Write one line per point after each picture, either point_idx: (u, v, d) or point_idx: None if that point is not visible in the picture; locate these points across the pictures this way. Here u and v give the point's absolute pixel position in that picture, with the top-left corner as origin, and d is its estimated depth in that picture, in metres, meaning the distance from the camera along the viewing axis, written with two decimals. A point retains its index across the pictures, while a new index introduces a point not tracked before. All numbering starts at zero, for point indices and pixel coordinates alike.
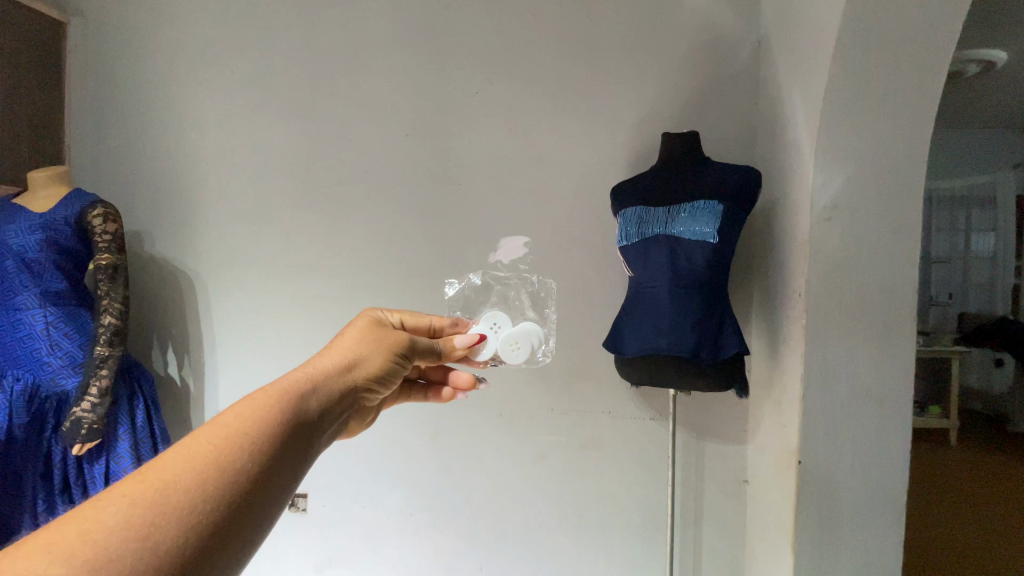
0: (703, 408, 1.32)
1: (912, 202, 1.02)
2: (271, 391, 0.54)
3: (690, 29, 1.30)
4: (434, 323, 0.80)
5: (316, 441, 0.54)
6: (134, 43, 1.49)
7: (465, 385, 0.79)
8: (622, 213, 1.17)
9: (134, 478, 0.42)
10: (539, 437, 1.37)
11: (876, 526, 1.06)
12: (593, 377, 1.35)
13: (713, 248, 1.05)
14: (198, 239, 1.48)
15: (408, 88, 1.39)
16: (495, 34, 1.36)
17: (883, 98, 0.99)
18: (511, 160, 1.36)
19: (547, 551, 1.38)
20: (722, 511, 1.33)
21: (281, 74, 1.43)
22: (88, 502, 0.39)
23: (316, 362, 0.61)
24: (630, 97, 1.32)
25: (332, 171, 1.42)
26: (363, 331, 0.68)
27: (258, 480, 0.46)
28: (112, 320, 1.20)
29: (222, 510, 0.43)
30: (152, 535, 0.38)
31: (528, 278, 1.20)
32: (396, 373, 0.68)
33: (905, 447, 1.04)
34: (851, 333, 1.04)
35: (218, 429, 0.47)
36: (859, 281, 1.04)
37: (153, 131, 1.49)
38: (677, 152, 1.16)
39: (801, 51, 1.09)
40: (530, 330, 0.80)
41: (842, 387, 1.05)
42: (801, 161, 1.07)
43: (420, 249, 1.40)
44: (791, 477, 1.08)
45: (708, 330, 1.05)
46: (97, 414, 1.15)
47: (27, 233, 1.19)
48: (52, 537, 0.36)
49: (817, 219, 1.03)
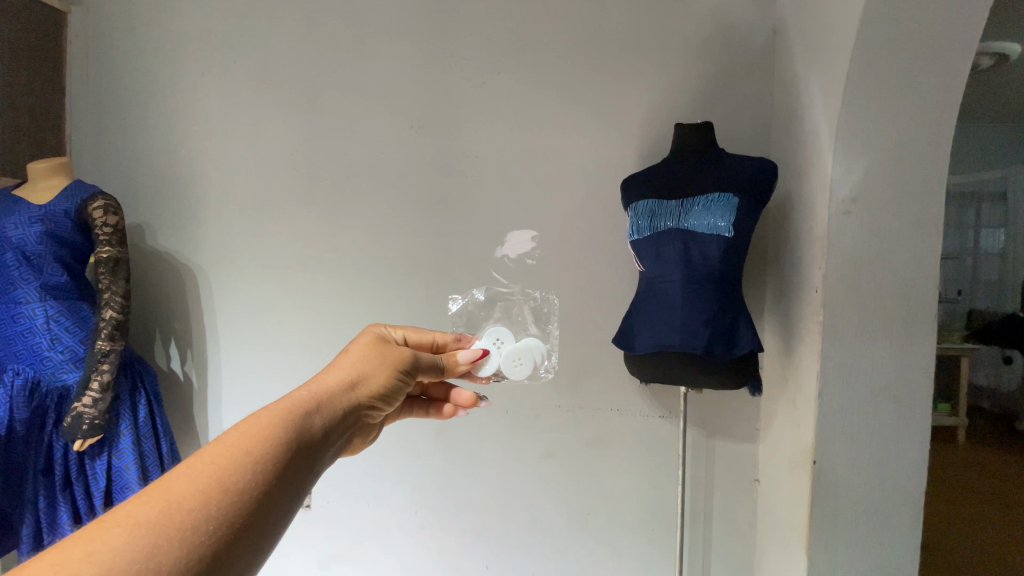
0: (715, 407, 1.30)
1: (931, 196, 0.99)
2: (275, 410, 0.52)
3: (702, 19, 1.27)
4: (437, 338, 0.77)
5: (320, 461, 0.52)
6: (137, 32, 1.46)
7: (467, 402, 0.77)
8: (633, 206, 1.15)
9: (139, 498, 0.40)
10: (546, 434, 1.35)
11: (893, 528, 1.04)
12: (602, 374, 1.33)
13: (727, 242, 1.02)
14: (201, 233, 1.46)
15: (413, 78, 1.36)
16: (502, 24, 1.33)
17: (905, 86, 0.96)
18: (519, 152, 1.33)
19: (552, 550, 1.37)
20: (732, 510, 1.31)
21: (283, 65, 1.40)
22: (93, 524, 0.37)
23: (320, 379, 0.59)
24: (640, 88, 1.29)
25: (335, 164, 1.40)
26: (367, 349, 0.66)
27: (262, 500, 0.44)
28: (114, 313, 1.18)
29: (225, 531, 0.41)
30: (155, 558, 0.36)
31: (530, 293, 1.27)
32: (399, 390, 0.65)
33: (921, 447, 1.02)
34: (868, 332, 1.01)
35: (222, 449, 0.45)
36: (877, 278, 1.01)
37: (156, 122, 1.47)
38: (690, 144, 1.13)
39: (820, 39, 1.06)
40: (533, 344, 0.78)
41: (859, 388, 1.02)
42: (818, 155, 1.04)
43: (423, 243, 1.38)
44: (805, 477, 1.05)
45: (721, 327, 1.02)
46: (98, 410, 1.13)
47: (26, 225, 1.17)
48: (57, 559, 0.35)
49: (835, 213, 1.00)
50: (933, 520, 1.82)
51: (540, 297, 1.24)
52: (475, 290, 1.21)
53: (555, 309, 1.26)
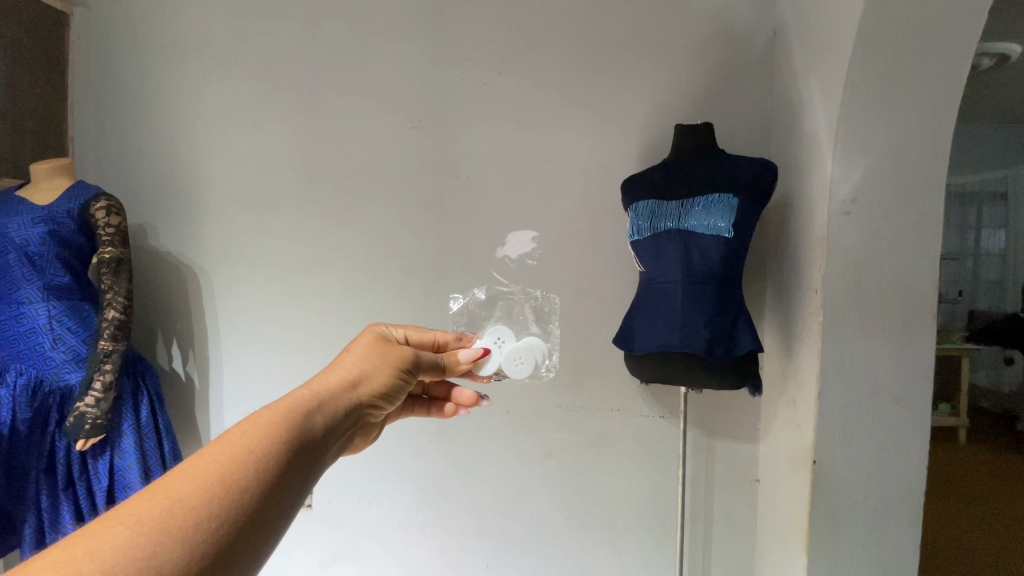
0: (716, 406, 1.30)
1: (931, 196, 0.99)
2: (277, 410, 0.52)
3: (703, 20, 1.27)
4: (438, 337, 0.77)
5: (321, 459, 0.52)
6: (139, 33, 1.47)
7: (468, 401, 0.77)
8: (634, 206, 1.15)
9: (142, 497, 0.40)
10: (546, 434, 1.35)
11: (893, 528, 1.04)
12: (603, 374, 1.33)
13: (727, 242, 1.03)
14: (203, 233, 1.46)
15: (414, 79, 1.37)
16: (502, 25, 1.33)
17: (905, 87, 0.96)
18: (520, 153, 1.34)
19: (553, 549, 1.37)
20: (733, 510, 1.31)
21: (285, 66, 1.41)
22: (95, 522, 0.38)
23: (321, 378, 0.60)
24: (640, 89, 1.30)
25: (337, 164, 1.40)
26: (368, 348, 0.66)
27: (263, 498, 0.44)
28: (116, 313, 1.18)
29: (226, 529, 0.41)
30: (157, 555, 0.37)
31: (531, 294, 1.25)
32: (400, 389, 0.66)
33: (921, 447, 1.02)
34: (868, 332, 1.02)
35: (224, 448, 0.46)
36: (877, 278, 1.01)
37: (158, 122, 1.47)
38: (690, 144, 1.14)
39: (819, 39, 1.06)
40: (533, 344, 0.78)
41: (859, 388, 1.02)
42: (818, 155, 1.04)
43: (424, 243, 1.38)
44: (805, 477, 1.06)
45: (722, 327, 1.02)
46: (101, 410, 1.14)
47: (29, 226, 1.18)
48: (60, 557, 0.35)
49: (835, 213, 1.00)
50: (932, 520, 1.82)
51: (540, 296, 1.24)
52: (476, 291, 1.21)
53: (555, 308, 1.25)
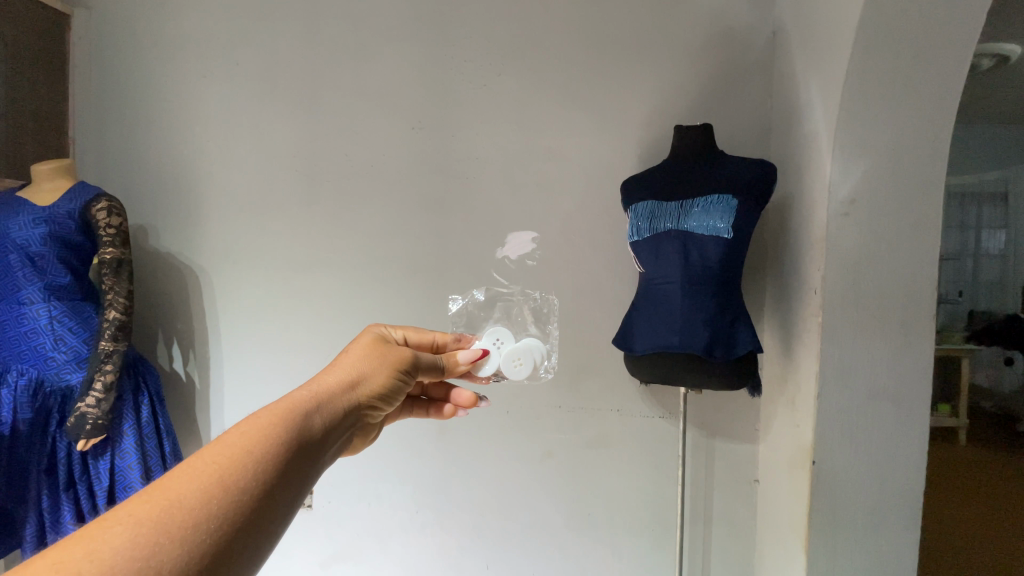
0: (715, 407, 1.30)
1: (930, 197, 0.99)
2: (276, 410, 0.52)
3: (702, 21, 1.28)
4: (437, 338, 0.78)
5: (319, 460, 0.52)
6: (140, 34, 1.47)
7: (467, 402, 0.77)
8: (633, 207, 1.15)
9: (141, 498, 0.40)
10: (546, 434, 1.36)
11: (892, 528, 1.04)
12: (603, 374, 1.33)
13: (726, 243, 1.03)
14: (204, 234, 1.47)
15: (415, 80, 1.37)
16: (502, 26, 1.33)
17: (904, 88, 0.96)
18: (520, 153, 1.34)
19: (553, 549, 1.37)
20: (732, 510, 1.31)
21: (286, 67, 1.41)
22: (94, 523, 0.38)
23: (320, 379, 0.60)
24: (640, 90, 1.30)
25: (337, 165, 1.40)
26: (367, 349, 0.66)
27: (262, 499, 0.45)
28: (117, 314, 1.18)
29: (225, 530, 0.41)
30: (156, 556, 0.37)
31: (530, 293, 1.27)
32: (399, 390, 0.66)
33: (920, 447, 1.02)
34: (867, 332, 1.02)
35: (223, 449, 0.46)
36: (876, 279, 1.01)
37: (159, 123, 1.47)
38: (690, 145, 1.14)
39: (819, 40, 1.06)
40: (532, 345, 0.78)
41: (859, 388, 1.03)
42: (817, 156, 1.04)
43: (424, 244, 1.38)
44: (804, 477, 1.06)
45: (721, 328, 1.02)
46: (102, 410, 1.14)
47: (30, 226, 1.18)
48: (59, 557, 0.35)
49: (834, 214, 1.00)
50: (933, 521, 1.82)
51: (539, 297, 1.25)
52: (475, 291, 1.21)
53: (554, 309, 1.25)
